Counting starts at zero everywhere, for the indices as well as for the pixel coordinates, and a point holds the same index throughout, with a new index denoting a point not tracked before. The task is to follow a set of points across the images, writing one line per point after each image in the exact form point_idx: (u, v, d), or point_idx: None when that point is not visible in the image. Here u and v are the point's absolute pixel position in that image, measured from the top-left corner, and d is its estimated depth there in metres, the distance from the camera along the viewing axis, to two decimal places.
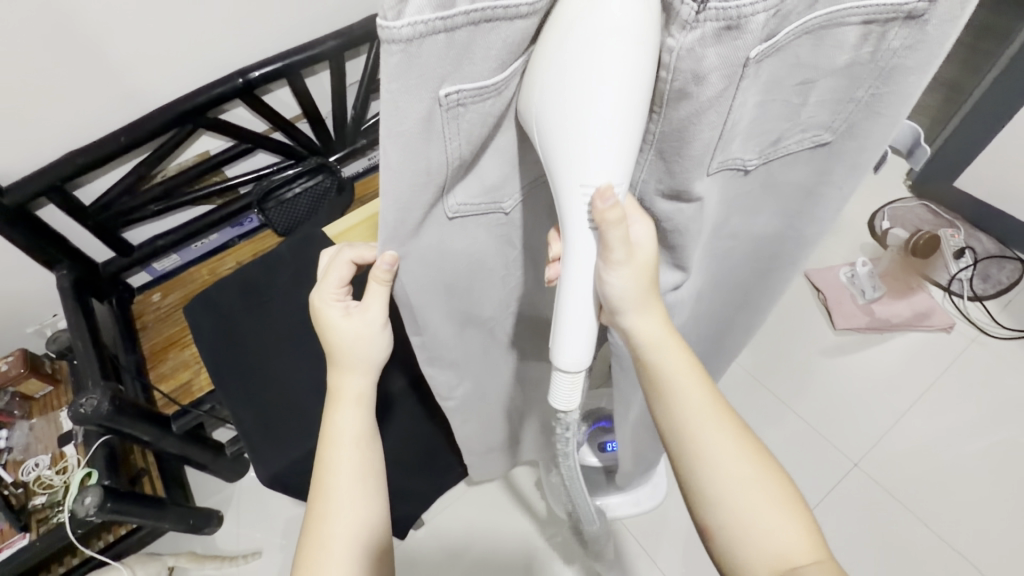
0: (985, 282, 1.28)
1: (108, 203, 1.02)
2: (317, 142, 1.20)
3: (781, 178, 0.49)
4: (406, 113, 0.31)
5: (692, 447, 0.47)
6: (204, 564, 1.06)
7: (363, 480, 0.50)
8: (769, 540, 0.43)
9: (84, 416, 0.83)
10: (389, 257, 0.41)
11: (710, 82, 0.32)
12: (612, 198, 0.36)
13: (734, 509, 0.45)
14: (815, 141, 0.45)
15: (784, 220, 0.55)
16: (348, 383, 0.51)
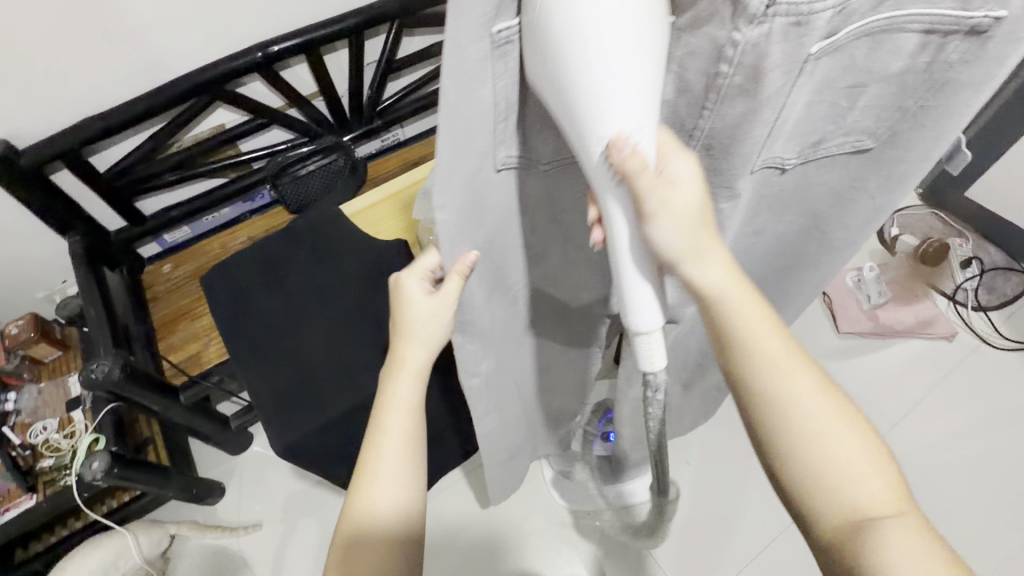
0: (990, 294, 1.29)
1: (123, 171, 1.02)
2: (332, 121, 1.19)
3: (815, 178, 0.50)
4: (468, 52, 0.31)
5: (772, 395, 0.39)
6: (205, 532, 1.07)
7: (410, 451, 0.51)
8: (850, 485, 0.38)
9: (94, 381, 0.84)
10: (472, 258, 0.45)
11: (768, 80, 0.34)
12: (629, 143, 0.31)
13: (811, 449, 0.38)
14: (855, 145, 0.46)
15: (810, 221, 0.56)
16: (411, 353, 0.51)
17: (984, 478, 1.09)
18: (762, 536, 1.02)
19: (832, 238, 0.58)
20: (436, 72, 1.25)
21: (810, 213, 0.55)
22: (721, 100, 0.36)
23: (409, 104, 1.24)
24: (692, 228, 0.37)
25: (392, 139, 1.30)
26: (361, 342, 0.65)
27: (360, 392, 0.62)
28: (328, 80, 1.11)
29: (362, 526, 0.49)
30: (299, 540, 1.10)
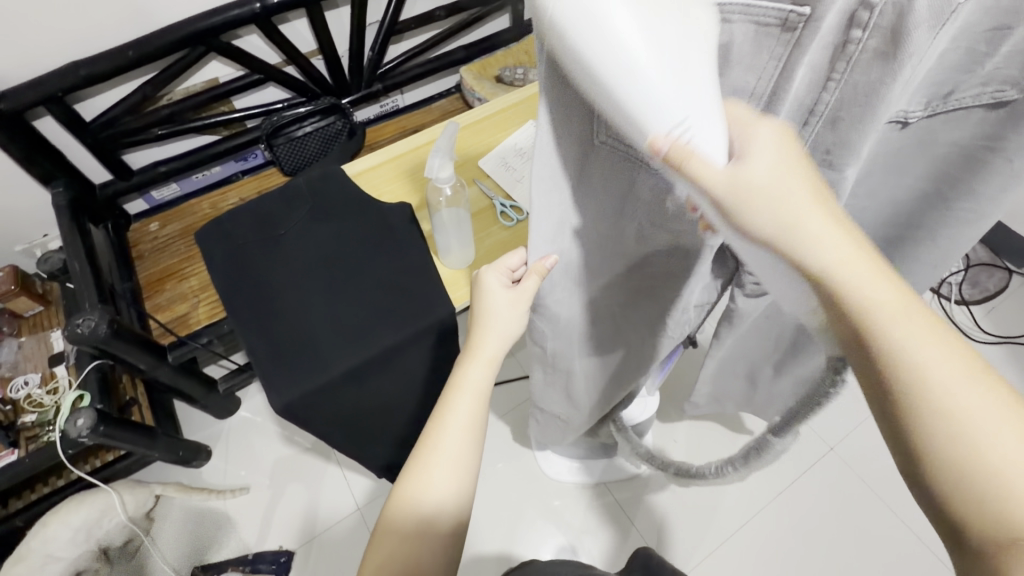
0: (973, 288, 1.32)
1: (110, 121, 0.98)
2: (331, 82, 1.15)
3: (938, 135, 0.40)
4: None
5: (908, 379, 0.27)
6: (191, 494, 1.06)
7: (467, 453, 0.48)
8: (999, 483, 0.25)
9: (79, 336, 0.81)
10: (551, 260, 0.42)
11: (911, 40, 0.27)
12: (670, 141, 0.24)
13: (957, 446, 0.26)
14: (994, 97, 0.35)
15: (929, 182, 0.45)
16: (486, 340, 0.50)
17: None
18: (744, 513, 1.06)
19: (953, 209, 0.46)
20: (440, 37, 1.22)
21: (931, 174, 0.44)
22: (851, 68, 0.30)
23: (411, 69, 1.21)
24: (776, 204, 0.28)
25: (392, 105, 1.29)
26: (361, 305, 0.64)
27: (360, 356, 0.61)
28: (329, 37, 1.07)
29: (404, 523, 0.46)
30: (287, 505, 1.10)
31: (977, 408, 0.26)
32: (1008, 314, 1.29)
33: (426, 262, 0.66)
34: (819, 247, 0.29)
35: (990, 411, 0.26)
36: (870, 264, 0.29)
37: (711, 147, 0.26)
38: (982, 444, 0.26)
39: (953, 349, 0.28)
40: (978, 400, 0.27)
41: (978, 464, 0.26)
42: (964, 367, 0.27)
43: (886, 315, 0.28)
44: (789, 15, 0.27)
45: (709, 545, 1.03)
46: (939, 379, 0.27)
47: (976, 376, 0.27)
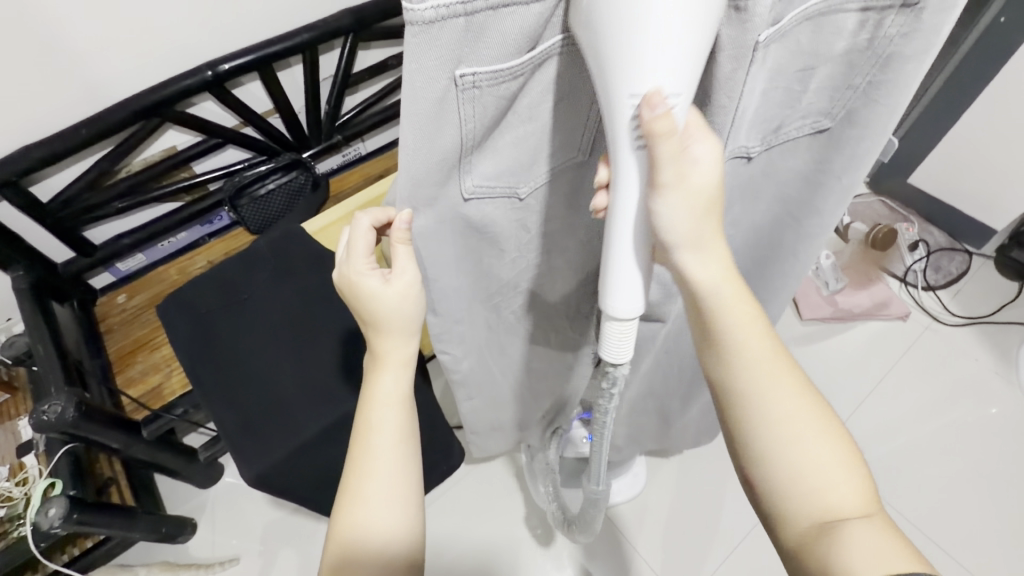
0: (937, 273, 1.36)
1: (68, 200, 0.97)
2: (291, 138, 1.17)
3: (781, 163, 0.52)
4: (427, 90, 0.31)
5: (748, 394, 0.41)
6: (178, 572, 1.02)
7: (408, 466, 0.44)
8: (816, 488, 0.39)
9: (46, 423, 0.79)
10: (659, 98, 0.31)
11: (720, 62, 0.35)
12: (662, 102, 0.31)
13: (782, 447, 0.40)
14: (814, 127, 0.48)
15: (781, 207, 0.58)
16: (395, 348, 0.44)
17: (942, 446, 1.15)
18: (743, 525, 1.06)
19: (806, 225, 0.59)
20: (395, 85, 1.25)
21: (779, 200, 0.57)
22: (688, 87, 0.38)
23: (369, 118, 1.24)
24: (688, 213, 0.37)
25: (354, 154, 1.29)
26: (333, 362, 0.63)
27: (335, 414, 0.60)
28: (282, 97, 1.08)
29: (345, 548, 0.42)
30: (280, 571, 1.06)
31: (788, 411, 0.40)
32: (973, 295, 1.34)
33: None
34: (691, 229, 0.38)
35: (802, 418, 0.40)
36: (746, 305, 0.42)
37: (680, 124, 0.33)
38: (800, 463, 0.39)
39: (791, 375, 0.41)
40: (810, 426, 0.40)
41: (791, 459, 0.40)
42: (793, 387, 0.41)
43: (738, 343, 0.41)
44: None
45: (713, 563, 1.04)
46: (772, 404, 0.41)
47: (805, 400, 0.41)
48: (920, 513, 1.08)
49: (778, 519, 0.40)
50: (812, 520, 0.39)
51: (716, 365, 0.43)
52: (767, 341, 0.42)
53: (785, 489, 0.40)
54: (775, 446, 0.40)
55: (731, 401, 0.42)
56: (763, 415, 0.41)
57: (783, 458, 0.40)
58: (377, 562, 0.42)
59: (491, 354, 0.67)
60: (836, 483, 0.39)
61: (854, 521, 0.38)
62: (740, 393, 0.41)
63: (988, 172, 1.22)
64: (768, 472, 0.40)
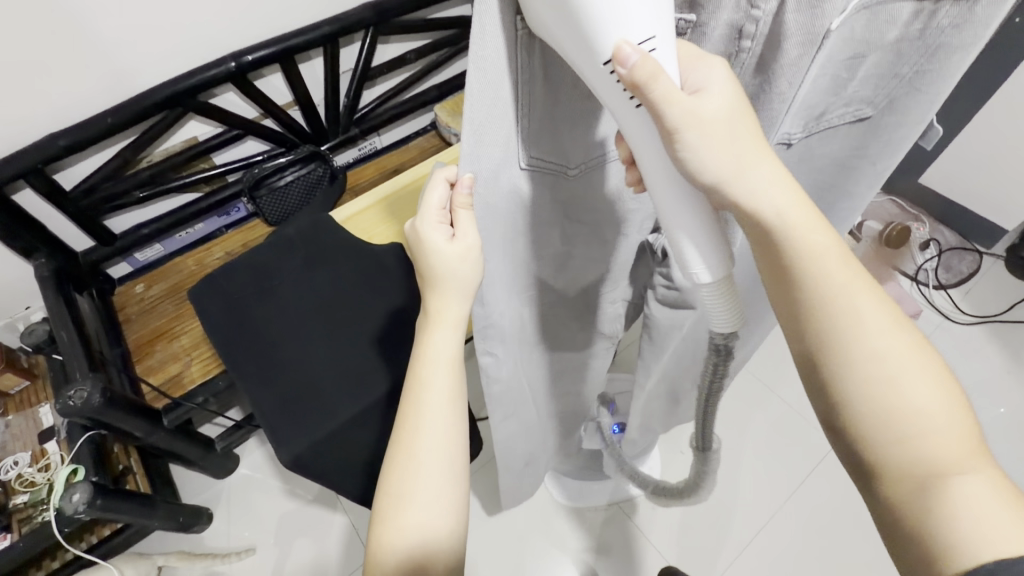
0: (948, 272, 1.37)
1: (91, 188, 0.97)
2: (309, 131, 1.18)
3: (818, 150, 0.52)
4: (490, 40, 0.31)
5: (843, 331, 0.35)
6: (194, 562, 1.02)
7: (454, 420, 0.46)
8: (922, 439, 0.33)
9: (71, 409, 0.79)
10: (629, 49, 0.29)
11: (788, 47, 0.37)
12: (633, 51, 0.29)
13: (875, 385, 0.34)
14: (856, 115, 0.48)
15: (813, 194, 0.59)
16: (448, 309, 0.45)
17: None
18: (757, 519, 1.08)
19: (836, 208, 0.61)
20: (412, 79, 1.25)
21: (813, 186, 0.58)
22: (744, 70, 0.41)
23: (387, 112, 1.25)
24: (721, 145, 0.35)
25: (369, 148, 1.30)
26: (362, 350, 0.64)
27: (365, 400, 0.61)
28: (303, 89, 1.09)
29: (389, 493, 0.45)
30: (297, 561, 1.06)
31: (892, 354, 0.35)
32: (984, 295, 1.34)
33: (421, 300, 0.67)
34: (785, 213, 0.36)
35: (905, 362, 0.35)
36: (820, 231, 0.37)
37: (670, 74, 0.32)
38: (902, 407, 0.33)
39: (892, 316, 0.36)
40: (910, 369, 0.34)
41: (888, 401, 0.34)
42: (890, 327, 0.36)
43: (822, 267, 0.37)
44: (680, 22, 0.38)
45: (728, 557, 1.05)
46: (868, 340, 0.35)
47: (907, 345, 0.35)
48: None
49: (869, 468, 0.35)
50: (909, 464, 0.33)
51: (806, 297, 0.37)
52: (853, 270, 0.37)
53: (888, 441, 0.34)
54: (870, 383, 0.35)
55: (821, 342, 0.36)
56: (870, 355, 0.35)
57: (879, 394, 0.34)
58: (422, 507, 0.44)
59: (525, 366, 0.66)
60: (940, 435, 0.33)
61: (963, 477, 0.31)
62: (823, 319, 0.36)
63: (1002, 171, 1.23)
64: (857, 413, 0.35)
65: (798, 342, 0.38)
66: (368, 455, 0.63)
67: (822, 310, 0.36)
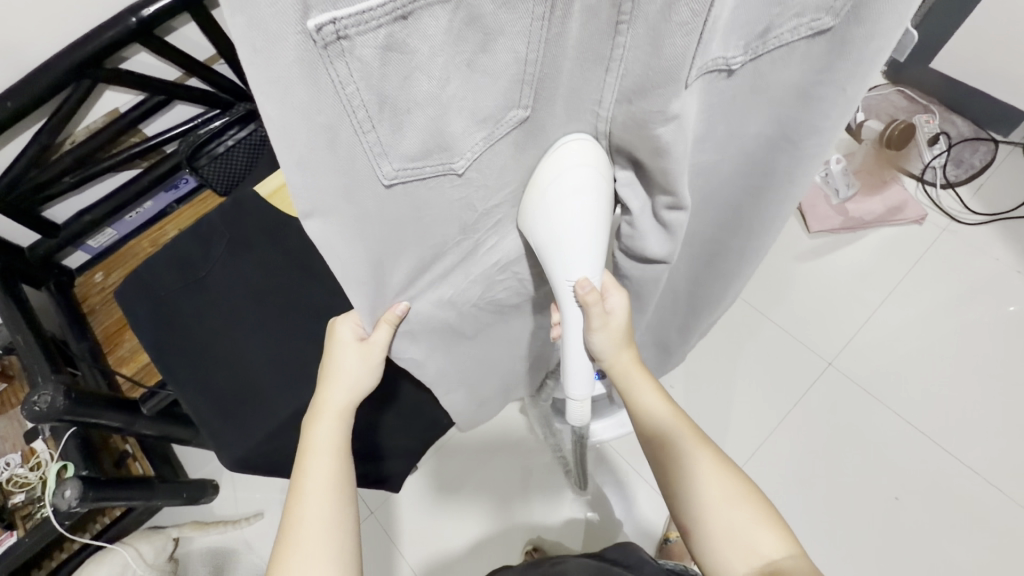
0: (958, 168, 1.25)
1: (16, 180, 0.90)
2: (244, 87, 1.08)
3: (772, 74, 0.44)
4: (280, 55, 0.25)
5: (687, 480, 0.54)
6: (208, 529, 1.08)
7: (337, 506, 0.49)
8: (748, 543, 0.49)
9: (40, 414, 0.79)
10: (587, 283, 0.49)
11: None
12: (589, 283, 0.49)
13: (712, 517, 0.51)
14: (813, 27, 0.40)
15: (774, 128, 0.51)
16: (330, 396, 0.52)
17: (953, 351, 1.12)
18: (751, 445, 1.07)
19: (804, 148, 0.51)
20: None
21: (773, 118, 0.50)
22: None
23: None
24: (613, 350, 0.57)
25: None
26: (303, 337, 0.60)
27: (312, 388, 0.58)
28: (223, 39, 0.98)
29: (303, 562, 0.45)
30: None
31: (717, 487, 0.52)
32: (995, 190, 1.24)
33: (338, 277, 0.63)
34: (627, 372, 0.58)
35: (721, 485, 0.52)
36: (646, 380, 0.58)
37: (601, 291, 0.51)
38: (728, 520, 0.51)
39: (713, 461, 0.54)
40: (725, 488, 0.52)
41: (722, 521, 0.51)
42: (718, 464, 0.53)
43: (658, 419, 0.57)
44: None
45: None
46: (702, 480, 0.53)
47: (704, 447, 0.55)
48: (928, 421, 1.06)
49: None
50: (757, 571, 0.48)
51: (660, 461, 0.56)
52: (683, 427, 0.56)
53: (718, 551, 0.50)
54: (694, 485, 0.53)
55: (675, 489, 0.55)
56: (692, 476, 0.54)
57: (698, 515, 0.52)
58: None
59: (464, 348, 0.63)
60: (756, 535, 0.50)
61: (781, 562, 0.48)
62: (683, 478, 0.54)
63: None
64: (704, 538, 0.52)
65: (665, 486, 0.56)
66: None
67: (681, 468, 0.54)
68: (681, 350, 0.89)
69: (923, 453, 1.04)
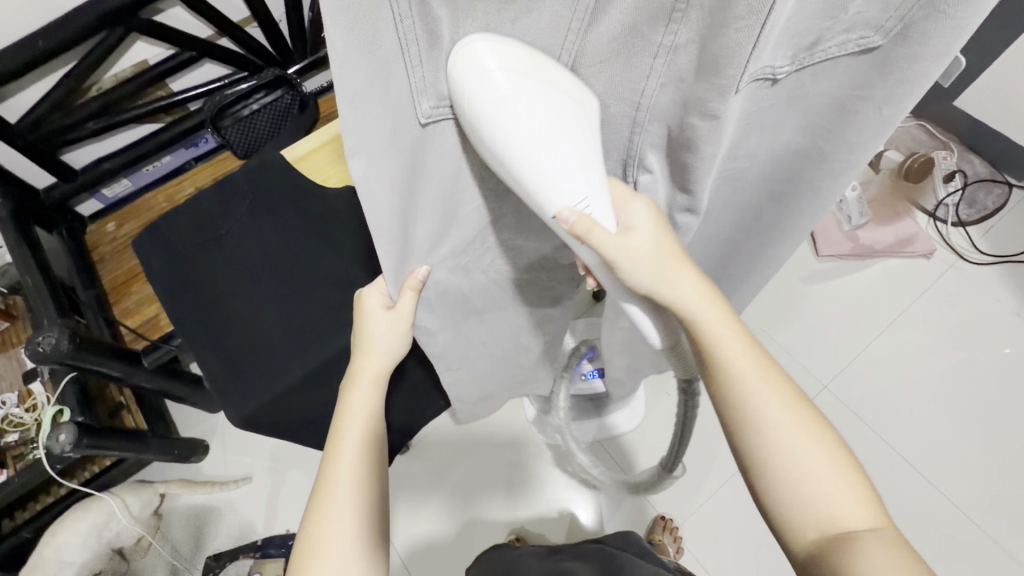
0: (971, 208, 1.27)
1: (37, 122, 0.90)
2: (274, 53, 1.08)
3: (812, 87, 0.45)
4: None
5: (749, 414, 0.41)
6: (196, 488, 1.08)
7: (367, 469, 0.49)
8: (817, 502, 0.38)
9: (42, 354, 0.79)
10: (571, 213, 0.36)
11: None
12: (574, 212, 0.36)
13: (787, 462, 0.39)
14: (860, 44, 0.40)
15: (806, 138, 0.51)
16: (366, 364, 0.52)
17: (948, 386, 1.13)
18: None
19: (831, 158, 0.52)
20: None
21: (805, 129, 0.50)
22: None
23: None
24: (661, 272, 0.43)
25: None
26: (317, 302, 0.61)
27: (320, 351, 0.58)
28: (260, 3, 0.98)
29: (334, 523, 0.46)
30: (288, 490, 1.11)
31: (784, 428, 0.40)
32: (1005, 233, 1.25)
33: (355, 246, 0.63)
34: (694, 307, 0.44)
35: (787, 423, 0.40)
36: (730, 328, 0.44)
37: (605, 219, 0.39)
38: (804, 465, 0.39)
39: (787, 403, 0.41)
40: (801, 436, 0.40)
41: (796, 472, 0.39)
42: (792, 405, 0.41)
43: (715, 336, 0.43)
44: None
45: (707, 492, 1.07)
46: (772, 415, 0.40)
47: (819, 435, 0.40)
48: (915, 452, 1.08)
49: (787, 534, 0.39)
50: (825, 530, 0.37)
51: (720, 390, 0.43)
52: (753, 357, 0.43)
53: (790, 507, 0.39)
54: (787, 473, 0.39)
55: (742, 432, 0.41)
56: (754, 430, 0.41)
57: (767, 455, 0.40)
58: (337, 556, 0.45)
59: (470, 328, 0.64)
60: (836, 496, 0.38)
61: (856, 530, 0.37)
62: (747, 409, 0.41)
63: None
64: (780, 488, 0.39)
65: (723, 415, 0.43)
66: (321, 410, 0.62)
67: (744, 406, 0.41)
68: None
69: (908, 484, 1.06)
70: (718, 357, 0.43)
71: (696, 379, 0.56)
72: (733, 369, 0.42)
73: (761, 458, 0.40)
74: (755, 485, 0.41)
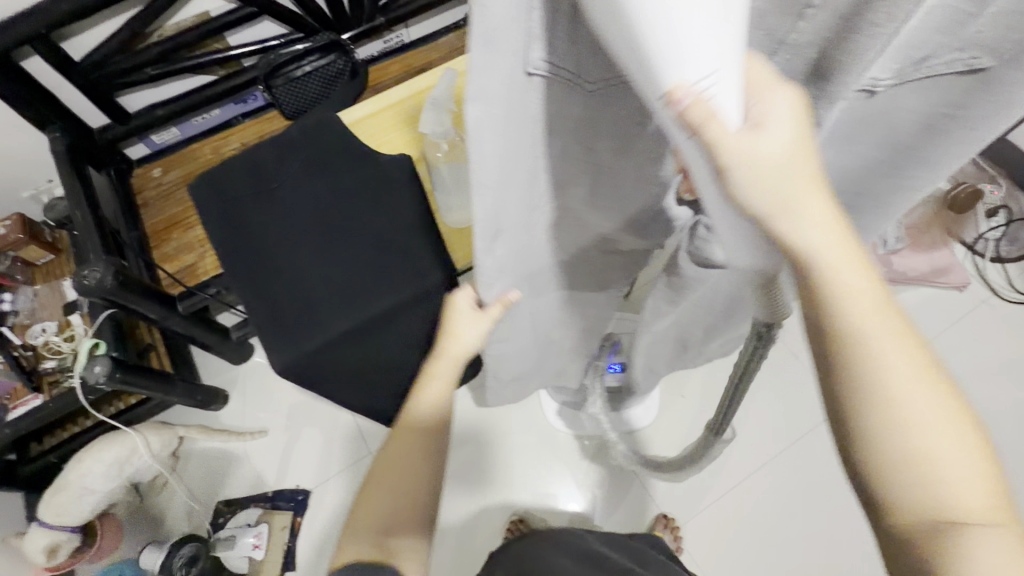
0: (1012, 245, 1.24)
1: (100, 62, 0.93)
2: (331, 17, 1.09)
3: (903, 102, 0.42)
4: None
5: (870, 380, 0.31)
6: (212, 436, 1.10)
7: (430, 440, 0.55)
8: (934, 484, 0.30)
9: (88, 288, 0.82)
10: (685, 94, 0.23)
11: None
12: (692, 92, 0.23)
13: (897, 440, 0.31)
14: (969, 64, 0.37)
15: (884, 151, 0.49)
16: (450, 345, 0.56)
17: None
18: (747, 466, 1.09)
19: (910, 167, 0.50)
20: None
21: (885, 142, 0.48)
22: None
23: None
24: (787, 176, 0.28)
25: (397, 41, 1.19)
26: (364, 266, 0.62)
27: (365, 312, 0.60)
28: None
29: (391, 473, 0.53)
30: (301, 447, 1.14)
31: (907, 394, 0.31)
32: None
33: (405, 215, 0.64)
34: (823, 242, 0.29)
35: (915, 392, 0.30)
36: (861, 276, 0.30)
37: (729, 108, 0.25)
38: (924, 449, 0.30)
39: (916, 361, 0.31)
40: (930, 406, 0.31)
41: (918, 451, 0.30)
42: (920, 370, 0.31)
43: (839, 282, 0.30)
44: None
45: (710, 496, 1.08)
46: (893, 379, 0.30)
47: (945, 401, 0.31)
48: None
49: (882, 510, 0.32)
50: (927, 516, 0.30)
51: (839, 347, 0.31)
52: (884, 308, 0.31)
53: (897, 489, 0.31)
54: (896, 443, 0.30)
55: (851, 396, 0.31)
56: (866, 391, 0.31)
57: (882, 425, 0.31)
58: (388, 501, 0.53)
59: None
60: (958, 478, 0.30)
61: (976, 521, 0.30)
62: (869, 370, 0.31)
63: None
64: (889, 468, 0.31)
65: (821, 362, 0.33)
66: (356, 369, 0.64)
67: (855, 352, 0.31)
68: (708, 357, 0.90)
69: None
70: (844, 316, 0.30)
71: (779, 326, 0.48)
72: (860, 326, 0.30)
73: (864, 433, 0.31)
74: (847, 456, 0.33)
